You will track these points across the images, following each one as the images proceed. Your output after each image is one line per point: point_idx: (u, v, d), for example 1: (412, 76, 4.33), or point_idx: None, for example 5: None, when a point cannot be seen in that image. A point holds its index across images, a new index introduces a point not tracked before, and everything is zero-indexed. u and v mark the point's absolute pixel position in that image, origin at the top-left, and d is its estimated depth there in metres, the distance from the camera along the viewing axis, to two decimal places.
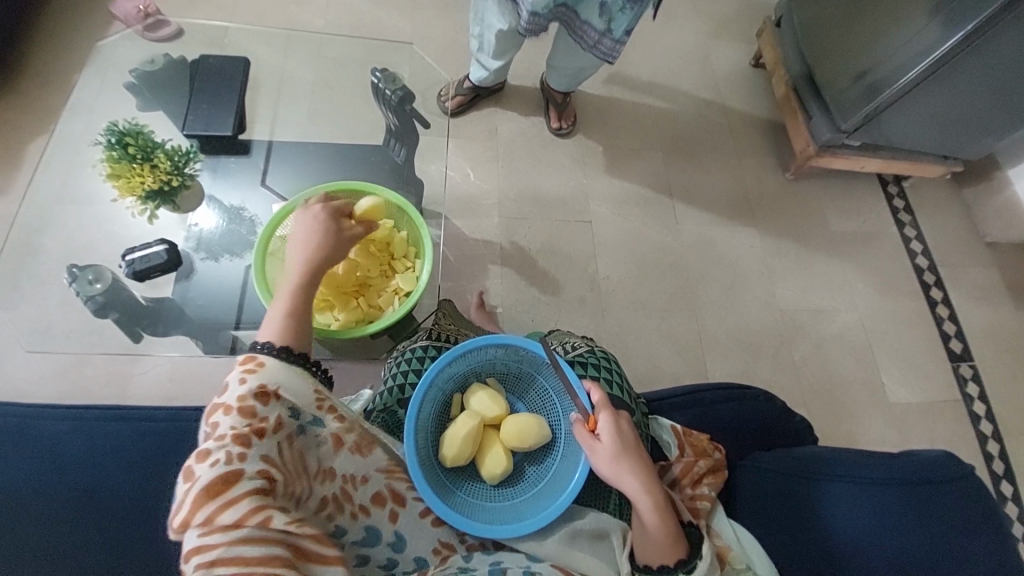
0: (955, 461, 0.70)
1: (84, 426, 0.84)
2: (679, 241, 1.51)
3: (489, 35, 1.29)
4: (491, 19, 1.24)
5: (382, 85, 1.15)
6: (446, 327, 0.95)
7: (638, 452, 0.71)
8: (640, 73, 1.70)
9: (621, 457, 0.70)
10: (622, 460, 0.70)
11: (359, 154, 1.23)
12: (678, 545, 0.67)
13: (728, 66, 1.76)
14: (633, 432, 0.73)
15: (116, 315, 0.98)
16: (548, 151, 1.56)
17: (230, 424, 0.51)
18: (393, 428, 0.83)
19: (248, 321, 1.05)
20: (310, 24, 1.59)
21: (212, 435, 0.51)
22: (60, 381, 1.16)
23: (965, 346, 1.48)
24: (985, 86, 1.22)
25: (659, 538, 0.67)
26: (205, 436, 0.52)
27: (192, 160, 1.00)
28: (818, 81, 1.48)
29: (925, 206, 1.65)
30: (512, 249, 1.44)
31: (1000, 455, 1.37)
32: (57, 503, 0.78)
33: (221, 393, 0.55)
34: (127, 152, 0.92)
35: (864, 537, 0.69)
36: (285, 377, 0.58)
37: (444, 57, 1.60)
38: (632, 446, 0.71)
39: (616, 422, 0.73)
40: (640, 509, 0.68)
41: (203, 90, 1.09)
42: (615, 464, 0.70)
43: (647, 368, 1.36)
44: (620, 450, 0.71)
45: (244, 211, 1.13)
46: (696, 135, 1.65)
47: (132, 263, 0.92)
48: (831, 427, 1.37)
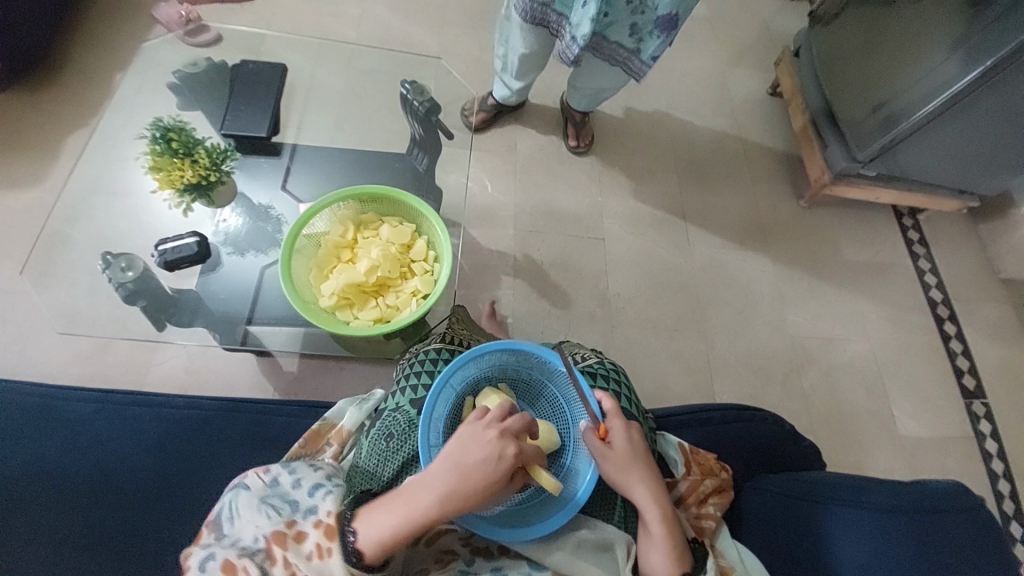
0: (964, 492, 0.70)
1: (107, 408, 0.87)
2: (691, 263, 1.53)
3: (513, 58, 1.33)
4: (518, 44, 1.27)
5: (409, 96, 1.19)
6: (459, 332, 0.97)
7: (649, 462, 0.73)
8: (659, 97, 1.74)
9: (632, 464, 0.72)
10: (634, 469, 0.72)
11: (382, 161, 1.26)
12: (681, 560, 0.67)
13: (746, 93, 1.79)
14: (643, 444, 0.75)
15: (144, 302, 1.00)
16: (566, 168, 1.59)
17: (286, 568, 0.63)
18: (405, 427, 0.81)
19: (264, 317, 1.08)
20: (343, 36, 1.65)
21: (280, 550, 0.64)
22: (80, 365, 1.19)
23: (978, 382, 1.46)
24: (1000, 122, 1.24)
25: (663, 547, 0.68)
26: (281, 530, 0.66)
27: (229, 158, 1.03)
28: (836, 112, 1.50)
29: (939, 240, 1.64)
30: (525, 261, 1.46)
31: (1013, 495, 1.34)
32: (77, 482, 0.80)
33: (314, 525, 0.66)
34: (170, 147, 0.96)
35: (871, 561, 0.68)
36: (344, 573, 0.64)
37: (468, 73, 1.65)
38: (643, 455, 0.74)
39: (630, 432, 0.75)
40: (647, 519, 0.69)
41: (242, 93, 1.13)
42: (625, 471, 0.72)
43: (655, 386, 1.37)
44: (632, 459, 0.72)
45: (271, 210, 1.16)
46: (712, 159, 1.68)
47: (164, 253, 0.95)
48: (838, 457, 1.35)
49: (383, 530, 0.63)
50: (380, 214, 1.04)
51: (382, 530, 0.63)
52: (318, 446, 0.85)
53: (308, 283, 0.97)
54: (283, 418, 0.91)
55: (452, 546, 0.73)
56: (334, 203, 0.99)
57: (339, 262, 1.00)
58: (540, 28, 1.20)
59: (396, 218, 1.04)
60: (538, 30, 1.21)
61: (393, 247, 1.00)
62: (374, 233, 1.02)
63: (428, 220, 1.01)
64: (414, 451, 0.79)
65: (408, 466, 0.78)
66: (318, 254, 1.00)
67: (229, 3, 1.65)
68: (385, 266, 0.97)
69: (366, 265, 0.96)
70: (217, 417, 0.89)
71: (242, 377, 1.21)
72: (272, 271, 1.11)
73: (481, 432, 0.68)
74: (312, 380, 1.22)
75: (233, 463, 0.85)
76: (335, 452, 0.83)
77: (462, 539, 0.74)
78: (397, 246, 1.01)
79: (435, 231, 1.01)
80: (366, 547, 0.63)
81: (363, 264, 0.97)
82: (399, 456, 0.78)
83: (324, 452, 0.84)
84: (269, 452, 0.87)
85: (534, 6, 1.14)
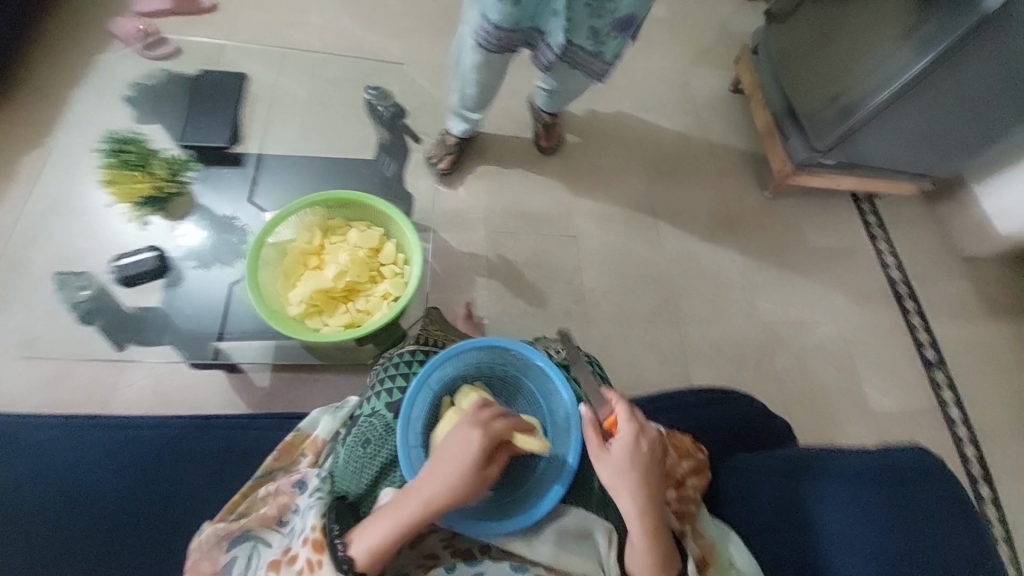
0: (935, 461, 0.70)
1: (69, 432, 0.84)
2: (663, 255, 1.56)
3: (469, 90, 1.32)
4: (472, 72, 1.26)
5: (374, 101, 1.25)
6: (434, 333, 0.97)
7: (654, 473, 0.73)
8: (624, 96, 1.78)
9: (628, 475, 0.72)
10: (631, 480, 0.72)
11: (350, 168, 1.26)
12: (667, 563, 0.69)
13: (707, 89, 1.85)
14: (651, 452, 0.74)
15: (101, 321, 1.01)
16: (536, 168, 1.61)
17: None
18: (383, 431, 0.81)
19: (234, 333, 1.06)
20: (306, 46, 1.64)
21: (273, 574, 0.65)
22: (41, 391, 1.14)
23: (940, 355, 1.53)
24: (951, 106, 1.32)
25: (654, 564, 0.69)
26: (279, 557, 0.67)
27: (187, 168, 1.13)
28: (794, 105, 1.56)
29: (896, 221, 1.71)
30: (500, 262, 1.47)
31: (979, 460, 1.40)
32: (44, 508, 0.78)
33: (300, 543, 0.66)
34: (125, 159, 1.07)
35: (847, 531, 0.70)
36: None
37: (434, 79, 1.66)
38: (647, 465, 0.73)
39: (636, 440, 0.74)
40: (633, 524, 0.70)
41: (201, 107, 1.19)
42: (618, 477, 0.72)
43: (633, 377, 1.39)
44: (631, 469, 0.72)
45: (235, 221, 1.14)
46: (677, 153, 1.72)
47: (121, 269, 1.02)
48: (813, 435, 1.39)
49: (373, 539, 0.63)
50: (348, 220, 1.04)
51: (372, 539, 0.64)
52: (293, 457, 0.85)
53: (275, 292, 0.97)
54: (254, 432, 0.89)
55: (435, 550, 0.73)
56: (299, 210, 0.99)
57: (306, 269, 1.00)
58: (499, 54, 1.19)
59: (364, 222, 1.04)
60: (497, 56, 1.19)
61: (362, 252, 1.00)
62: (342, 238, 1.02)
63: (395, 223, 1.01)
64: (393, 454, 0.79)
65: (386, 470, 0.78)
66: (284, 262, 0.99)
67: (186, 16, 1.62)
68: (353, 271, 0.97)
69: (334, 271, 0.96)
70: (185, 434, 0.86)
71: (214, 394, 1.18)
72: (240, 287, 1.08)
73: (462, 431, 0.68)
74: (286, 393, 1.20)
75: (205, 480, 0.84)
76: (310, 461, 0.84)
77: (445, 540, 0.74)
78: (365, 250, 1.00)
79: (402, 233, 1.01)
80: (356, 558, 0.63)
81: (331, 269, 0.97)
82: (377, 460, 0.78)
83: (299, 463, 0.85)
84: (241, 466, 0.86)
85: (497, 36, 1.14)
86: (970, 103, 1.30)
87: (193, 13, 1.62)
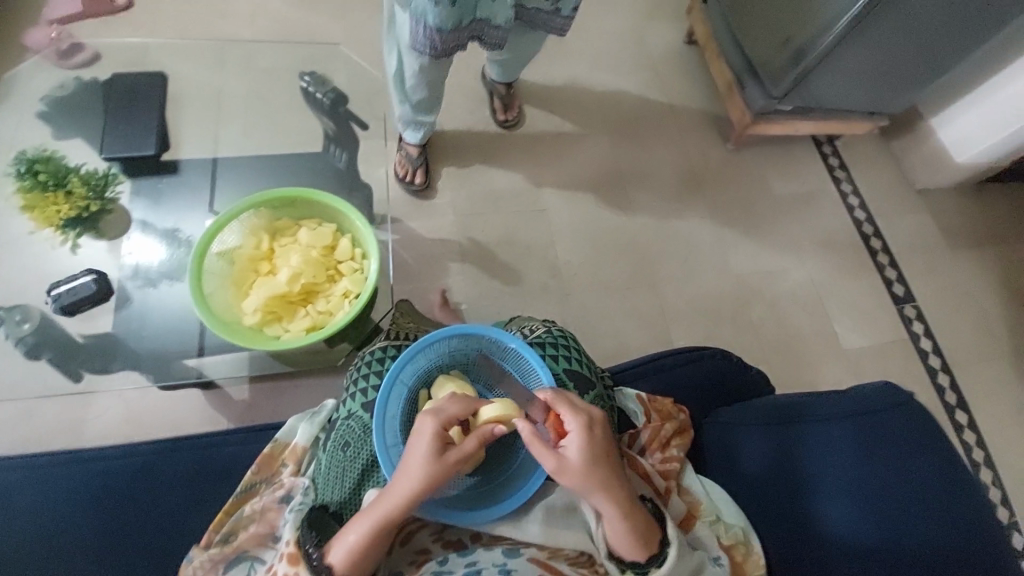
0: (896, 389, 0.75)
1: (33, 473, 0.80)
2: (633, 220, 1.55)
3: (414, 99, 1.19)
4: (415, 78, 1.12)
5: (311, 89, 1.17)
6: (404, 326, 0.94)
7: (611, 464, 0.68)
8: (578, 60, 1.73)
9: (591, 475, 0.66)
10: (592, 477, 0.66)
11: (299, 164, 1.20)
12: (647, 543, 0.68)
13: (662, 45, 1.80)
14: (604, 442, 0.69)
15: (50, 354, 0.95)
16: (496, 144, 1.57)
17: None
18: (361, 432, 0.79)
19: (213, 347, 1.04)
20: (237, 37, 1.54)
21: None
22: (3, 433, 1.09)
23: (906, 288, 1.57)
24: (897, 40, 1.31)
25: (628, 542, 0.67)
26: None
27: (111, 182, 1.05)
28: (748, 53, 1.53)
29: (858, 161, 1.73)
30: (470, 245, 1.44)
31: (951, 385, 1.46)
32: (19, 555, 0.75)
33: (278, 558, 0.68)
34: (38, 180, 0.97)
35: (829, 468, 0.73)
36: None
37: (379, 60, 1.58)
38: (602, 458, 0.68)
39: (590, 432, 0.68)
40: (608, 516, 0.67)
41: (117, 113, 1.09)
42: (584, 479, 0.66)
43: (615, 345, 1.40)
44: (589, 467, 0.67)
45: (179, 231, 1.09)
46: (638, 114, 1.69)
47: (60, 297, 0.95)
48: (793, 380, 1.43)
49: (349, 544, 0.64)
50: (297, 219, 1.00)
51: (347, 545, 0.64)
52: (274, 468, 0.83)
53: (226, 303, 0.93)
54: (230, 448, 0.86)
55: (424, 544, 0.73)
56: (240, 214, 0.95)
57: (258, 275, 0.96)
58: (443, 57, 1.05)
59: (314, 219, 1.00)
60: (440, 60, 1.05)
61: (314, 251, 0.96)
62: (292, 239, 0.98)
63: (345, 216, 0.98)
64: (373, 455, 0.78)
65: (368, 472, 0.77)
66: (231, 271, 0.95)
67: (100, 16, 1.49)
68: (308, 272, 0.94)
69: (287, 274, 0.93)
70: (156, 458, 0.83)
71: (189, 413, 1.15)
72: None
73: (420, 424, 0.68)
74: (267, 403, 1.17)
75: (186, 503, 0.81)
76: (293, 470, 0.81)
77: (434, 534, 0.74)
78: (318, 248, 0.97)
79: (355, 226, 0.97)
80: (335, 565, 0.64)
81: (284, 273, 0.93)
82: (358, 462, 0.77)
83: (281, 473, 0.82)
84: (220, 484, 0.83)
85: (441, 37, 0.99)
86: (917, 35, 1.30)
87: (107, 11, 1.50)
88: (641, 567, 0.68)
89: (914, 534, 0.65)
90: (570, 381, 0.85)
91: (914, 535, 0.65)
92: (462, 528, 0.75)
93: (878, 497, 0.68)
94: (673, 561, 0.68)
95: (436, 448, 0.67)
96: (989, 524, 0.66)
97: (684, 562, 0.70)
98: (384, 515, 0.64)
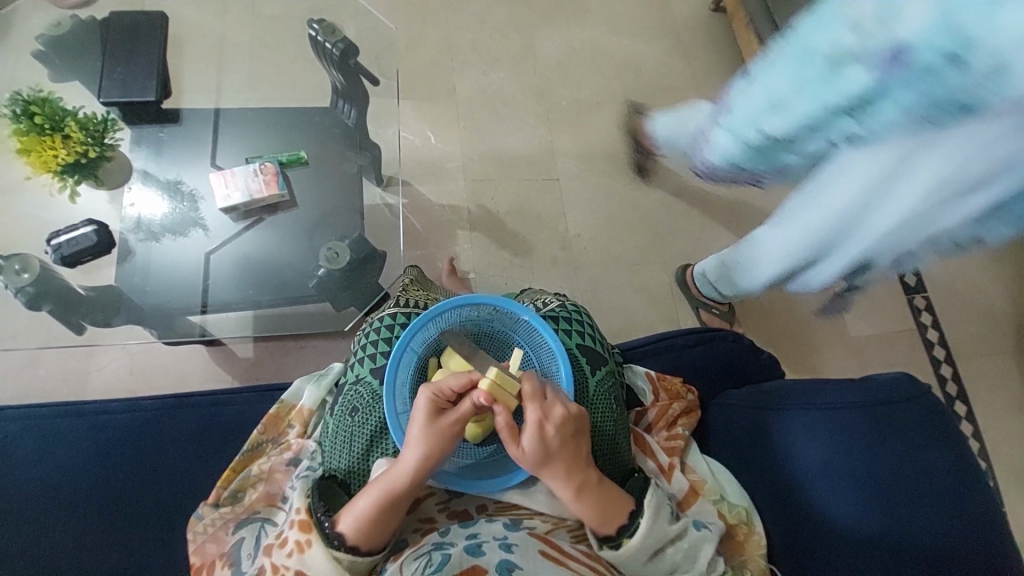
0: (911, 381, 0.74)
1: (35, 425, 0.80)
2: (648, 195, 1.50)
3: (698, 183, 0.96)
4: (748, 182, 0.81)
5: (319, 38, 1.00)
6: (415, 294, 0.92)
7: (566, 456, 0.65)
8: (600, 21, 1.64)
9: (566, 454, 0.65)
10: (549, 463, 0.65)
11: (302, 115, 1.14)
12: (617, 516, 0.67)
13: (688, 9, 1.70)
14: (557, 440, 0.65)
15: (50, 305, 0.90)
16: (511, 109, 1.51)
17: (270, 563, 0.66)
18: (367, 400, 0.77)
19: (217, 303, 1.02)
20: None
21: (269, 558, 0.67)
22: (10, 383, 1.10)
23: (919, 278, 1.54)
24: None
25: (588, 523, 0.67)
26: (273, 542, 0.69)
27: (110, 128, 0.95)
28: (778, 22, 1.43)
29: None
30: (480, 213, 1.40)
31: (954, 377, 1.46)
32: (27, 504, 0.76)
33: (288, 525, 0.67)
34: (34, 122, 0.88)
35: (831, 460, 0.72)
36: (323, 562, 0.64)
37: (391, 14, 1.54)
38: (556, 455, 0.65)
39: (537, 430, 0.64)
40: (579, 497, 0.66)
41: (114, 51, 0.98)
42: (559, 459, 0.65)
43: (623, 321, 1.39)
44: (542, 458, 0.65)
45: (182, 184, 1.06)
46: (659, 83, 1.61)
47: (59, 247, 0.91)
48: (798, 365, 1.43)
49: (358, 517, 0.64)
50: None
51: (353, 515, 0.65)
52: (280, 429, 0.83)
53: None
54: (236, 407, 0.86)
55: (431, 514, 0.74)
56: None
57: None
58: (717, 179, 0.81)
59: None
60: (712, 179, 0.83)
61: None
62: None
63: None
64: (382, 422, 0.76)
65: (377, 439, 0.76)
66: None
67: None
68: None
69: None
70: (163, 415, 0.83)
71: (192, 370, 1.15)
72: (220, 254, 1.04)
73: (419, 393, 0.68)
74: (273, 362, 1.16)
75: (191, 460, 0.81)
76: (298, 432, 0.82)
77: (440, 504, 0.75)
78: None
79: None
80: (343, 534, 0.64)
81: None
82: (366, 428, 0.76)
83: (286, 435, 0.82)
84: (226, 443, 0.83)
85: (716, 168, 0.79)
86: None
87: None
88: (612, 541, 0.67)
89: (918, 523, 0.65)
90: (582, 356, 0.83)
91: (920, 525, 0.65)
92: (469, 499, 0.76)
93: (881, 485, 0.68)
94: (643, 534, 0.66)
95: (436, 418, 0.66)
96: (993, 518, 0.66)
97: (660, 531, 0.68)
98: (389, 485, 0.64)
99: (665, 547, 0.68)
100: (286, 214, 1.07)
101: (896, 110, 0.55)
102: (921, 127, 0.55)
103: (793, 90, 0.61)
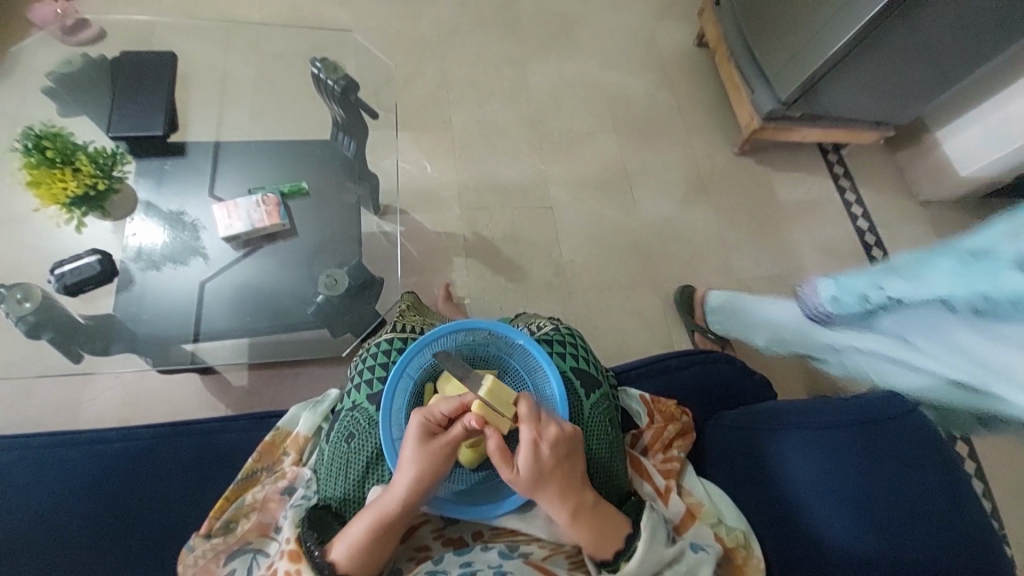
0: (898, 400, 0.75)
1: (28, 454, 0.80)
2: (639, 221, 1.54)
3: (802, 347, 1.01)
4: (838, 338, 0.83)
5: (321, 75, 1.04)
6: (412, 319, 0.93)
7: (560, 479, 0.65)
8: (589, 58, 1.72)
9: (561, 476, 0.65)
10: (543, 486, 0.65)
11: (303, 147, 1.18)
12: (612, 539, 0.67)
13: (673, 46, 1.79)
14: (550, 462, 0.65)
15: (50, 335, 0.90)
16: (505, 140, 1.56)
17: None
18: (364, 425, 0.78)
19: (212, 332, 1.03)
20: (245, 20, 1.56)
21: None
22: (1, 414, 1.08)
23: None
24: (906, 51, 1.30)
25: (584, 547, 0.67)
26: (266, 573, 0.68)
27: (119, 161, 0.98)
28: (758, 58, 1.51)
29: (862, 172, 1.72)
30: (475, 239, 1.43)
31: None
32: (13, 537, 0.74)
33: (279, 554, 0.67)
34: (46, 156, 0.90)
35: (825, 481, 0.72)
36: None
37: (389, 51, 1.60)
38: (548, 478, 0.65)
39: (531, 449, 0.64)
40: (574, 520, 0.66)
41: (124, 90, 1.03)
42: (553, 482, 0.65)
43: (617, 345, 1.40)
44: (534, 481, 0.65)
45: (184, 215, 1.08)
46: (647, 115, 1.68)
47: (63, 276, 0.92)
48: (792, 387, 1.44)
49: (352, 543, 0.64)
50: None
51: (348, 541, 0.64)
52: (275, 457, 0.83)
53: None
54: (232, 434, 0.86)
55: (425, 541, 0.73)
56: None
57: None
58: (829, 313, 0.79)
59: None
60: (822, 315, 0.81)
61: None
62: None
63: None
64: (378, 448, 0.77)
65: (372, 466, 0.76)
66: None
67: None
68: None
69: None
70: (158, 443, 0.83)
71: (187, 399, 1.14)
72: (216, 283, 1.05)
73: (412, 416, 0.69)
74: (268, 390, 1.16)
75: (185, 488, 0.80)
76: (293, 459, 0.82)
77: (435, 532, 0.75)
78: None
79: None
80: (337, 562, 0.63)
81: None
82: (363, 454, 0.76)
83: (282, 462, 0.82)
84: (221, 471, 0.82)
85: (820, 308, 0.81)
86: (925, 48, 1.29)
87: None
88: (609, 564, 0.67)
89: (911, 542, 0.66)
90: (576, 379, 0.84)
91: (914, 544, 0.66)
92: (465, 526, 0.76)
93: (875, 505, 0.68)
94: (641, 557, 0.66)
95: (430, 442, 0.66)
96: (984, 535, 0.67)
97: (657, 554, 0.67)
98: (384, 511, 0.64)
99: (664, 570, 0.68)
100: (285, 242, 1.09)
101: (937, 323, 0.58)
102: (956, 345, 0.57)
103: (932, 264, 0.59)
